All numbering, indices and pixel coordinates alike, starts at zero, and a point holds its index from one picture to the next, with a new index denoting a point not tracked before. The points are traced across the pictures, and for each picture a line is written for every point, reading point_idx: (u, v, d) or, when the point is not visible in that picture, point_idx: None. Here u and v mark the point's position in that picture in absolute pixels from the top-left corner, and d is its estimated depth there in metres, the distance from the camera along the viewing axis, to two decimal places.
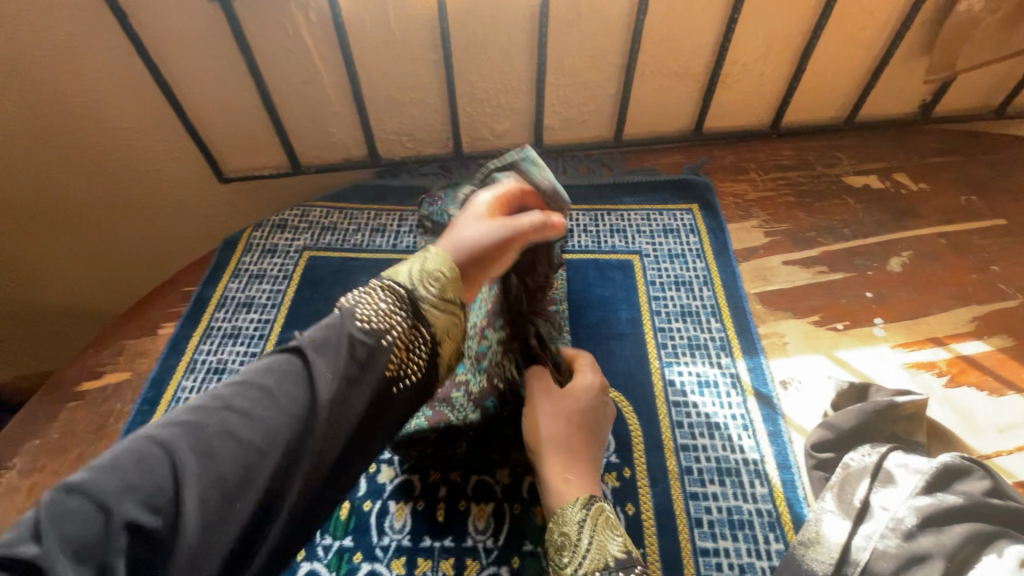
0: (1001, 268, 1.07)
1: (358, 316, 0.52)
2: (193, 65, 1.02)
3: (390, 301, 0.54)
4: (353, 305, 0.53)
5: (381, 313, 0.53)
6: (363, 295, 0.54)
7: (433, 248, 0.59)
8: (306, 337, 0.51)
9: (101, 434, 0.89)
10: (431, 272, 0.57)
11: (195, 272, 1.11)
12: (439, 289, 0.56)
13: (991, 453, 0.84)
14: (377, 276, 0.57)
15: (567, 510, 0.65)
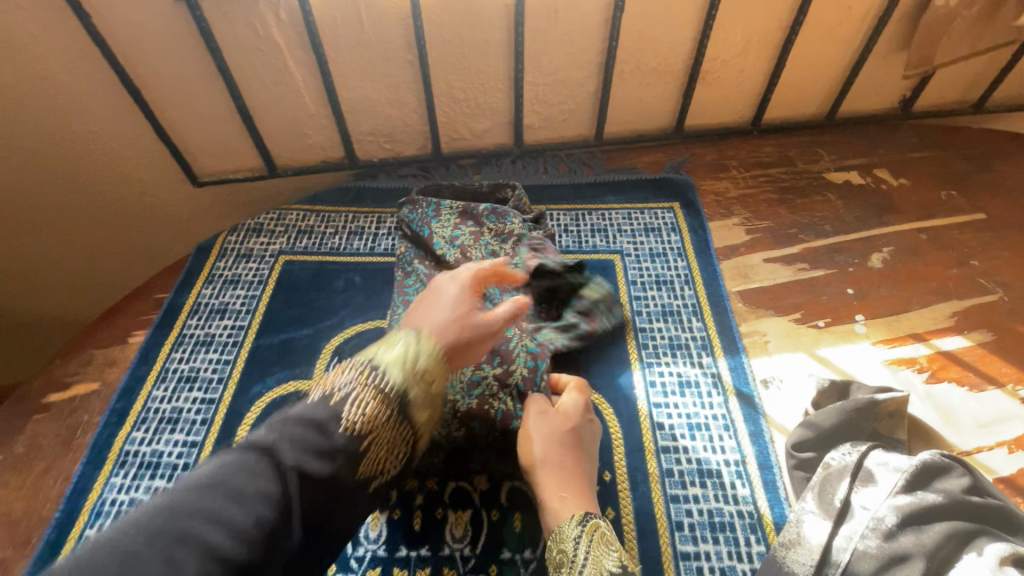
0: (981, 263, 1.07)
1: (348, 413, 0.50)
2: (161, 66, 0.99)
3: (379, 396, 0.52)
4: (339, 396, 0.51)
5: (369, 409, 0.51)
6: (350, 385, 0.52)
7: (425, 342, 0.59)
8: (281, 430, 0.47)
9: (67, 447, 0.87)
10: (423, 366, 0.57)
11: (168, 279, 1.08)
12: (429, 385, 0.57)
13: (972, 450, 0.84)
14: (366, 363, 0.54)
15: (563, 529, 0.66)
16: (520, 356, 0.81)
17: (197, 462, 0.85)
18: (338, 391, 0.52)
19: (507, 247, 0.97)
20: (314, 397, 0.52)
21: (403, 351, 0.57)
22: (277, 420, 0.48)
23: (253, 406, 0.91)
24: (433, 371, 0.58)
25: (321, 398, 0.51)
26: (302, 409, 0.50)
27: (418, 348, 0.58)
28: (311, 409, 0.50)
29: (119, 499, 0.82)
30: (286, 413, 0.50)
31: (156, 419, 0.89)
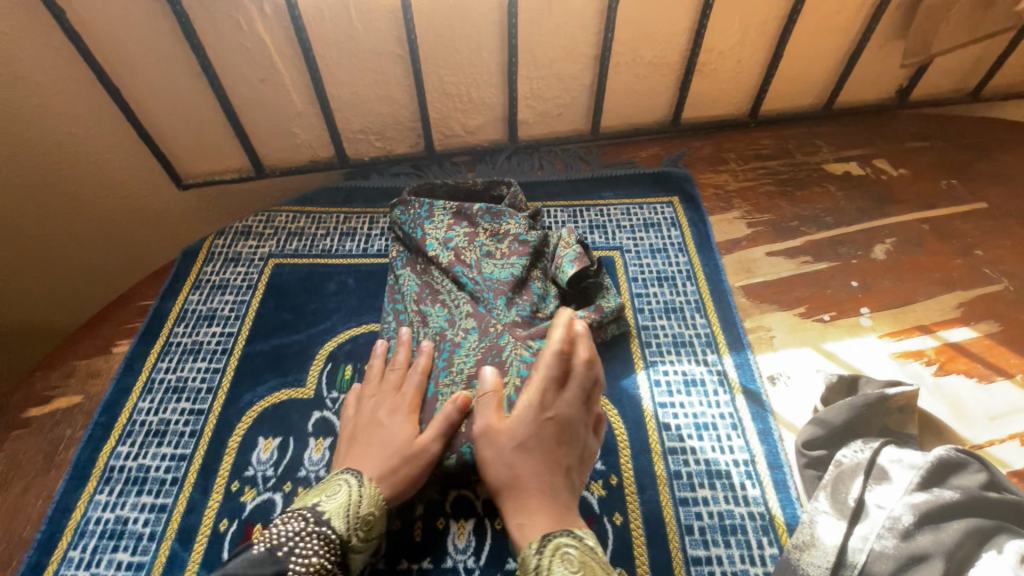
0: (984, 252, 1.06)
1: (291, 570, 0.59)
2: (140, 64, 0.95)
3: (318, 551, 0.61)
4: (285, 550, 0.60)
5: (310, 565, 0.60)
6: (295, 538, 0.61)
7: (367, 486, 0.68)
8: None
9: (49, 464, 0.83)
10: (362, 514, 0.66)
11: (153, 285, 1.04)
12: (365, 531, 0.66)
13: (984, 443, 0.82)
14: (310, 514, 0.64)
15: (523, 558, 0.61)
16: (513, 366, 0.79)
17: (186, 476, 0.81)
18: (284, 544, 0.60)
19: (503, 246, 0.94)
20: (258, 549, 0.59)
21: (345, 498, 0.66)
22: None
23: (244, 416, 0.87)
24: (372, 520, 0.67)
25: (266, 552, 0.59)
26: (246, 563, 0.58)
27: (360, 493, 0.67)
28: (258, 564, 0.58)
29: (105, 517, 0.78)
30: (226, 569, 0.57)
31: (142, 432, 0.86)
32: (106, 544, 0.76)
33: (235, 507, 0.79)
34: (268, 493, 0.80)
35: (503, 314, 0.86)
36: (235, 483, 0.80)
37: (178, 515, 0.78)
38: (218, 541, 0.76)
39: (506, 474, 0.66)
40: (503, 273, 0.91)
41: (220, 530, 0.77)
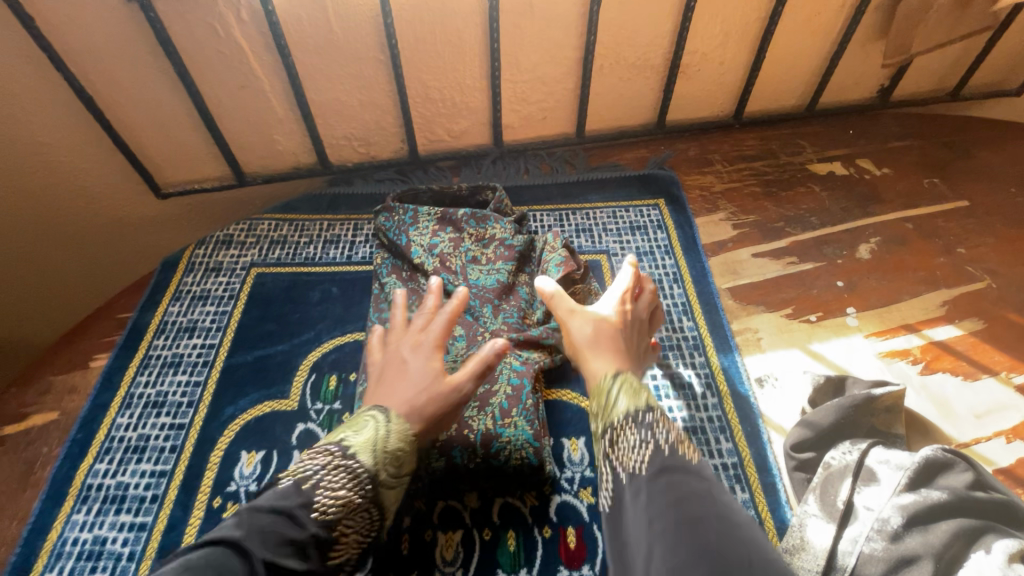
0: (967, 250, 1.07)
1: (318, 502, 0.55)
2: (112, 70, 0.93)
3: (348, 483, 0.57)
4: (313, 483, 0.56)
5: (339, 499, 0.56)
6: (322, 472, 0.57)
7: (395, 420, 0.63)
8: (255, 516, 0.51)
9: (24, 483, 0.81)
10: (392, 450, 0.61)
11: (132, 297, 1.02)
12: (395, 465, 0.62)
13: (970, 441, 0.82)
14: (338, 449, 0.59)
15: (592, 389, 0.66)
16: (503, 374, 0.81)
17: (167, 493, 0.79)
18: (312, 478, 0.56)
19: (488, 252, 0.93)
20: (283, 484, 0.55)
21: (373, 433, 0.61)
22: (248, 512, 0.51)
23: (226, 430, 0.85)
24: (401, 456, 0.62)
25: (293, 484, 0.55)
26: (274, 496, 0.54)
27: (387, 429, 0.62)
28: (283, 496, 0.54)
29: (82, 538, 0.76)
30: (254, 502, 0.53)
31: (121, 448, 0.83)
32: (83, 565, 0.74)
33: (218, 523, 0.77)
34: None
35: (489, 321, 0.87)
36: (217, 499, 0.79)
37: (159, 534, 0.76)
38: None
39: (585, 339, 0.70)
40: (489, 280, 0.90)
41: None
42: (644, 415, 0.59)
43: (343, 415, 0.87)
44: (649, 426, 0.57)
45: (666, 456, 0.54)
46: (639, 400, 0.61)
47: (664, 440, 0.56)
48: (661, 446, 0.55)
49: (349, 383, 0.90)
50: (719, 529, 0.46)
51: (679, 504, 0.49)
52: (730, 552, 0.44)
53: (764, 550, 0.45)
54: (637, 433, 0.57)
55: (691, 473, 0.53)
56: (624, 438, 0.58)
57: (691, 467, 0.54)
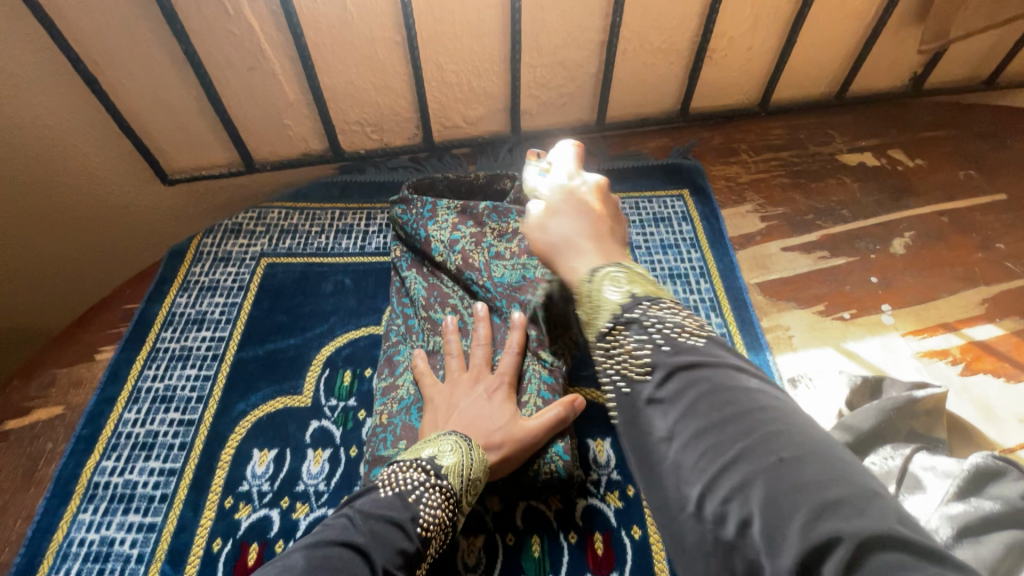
0: (1006, 246, 1.02)
1: (421, 517, 0.58)
2: (116, 49, 0.89)
3: (442, 502, 0.61)
4: (413, 494, 0.60)
5: (437, 516, 0.59)
6: (421, 485, 0.61)
7: (478, 450, 0.66)
8: (364, 514, 0.55)
9: (29, 480, 0.78)
10: (474, 475, 0.64)
11: (139, 288, 0.99)
12: (475, 492, 0.65)
13: (1015, 446, 0.78)
14: (429, 465, 0.62)
15: (576, 288, 0.53)
16: (531, 385, 0.77)
17: (176, 492, 0.76)
18: (412, 492, 0.60)
19: (512, 245, 0.87)
20: (385, 494, 0.59)
21: (458, 456, 0.64)
22: (362, 515, 0.55)
23: (237, 427, 0.82)
24: (478, 483, 0.65)
25: (395, 496, 0.59)
26: (379, 504, 0.57)
27: (472, 459, 0.65)
28: (388, 505, 0.58)
29: (89, 538, 0.73)
30: (362, 507, 0.57)
31: (128, 445, 0.80)
32: (90, 567, 0.71)
33: (229, 525, 0.74)
34: (264, 509, 0.75)
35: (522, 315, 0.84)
36: (229, 499, 0.76)
37: (168, 535, 0.73)
38: (211, 563, 0.71)
39: (562, 231, 0.59)
40: (514, 276, 0.84)
41: (214, 551, 0.72)
42: (632, 307, 0.47)
43: (358, 413, 0.83)
44: (642, 319, 0.46)
45: (671, 348, 0.43)
46: (626, 291, 0.49)
47: (663, 330, 0.45)
48: (660, 339, 0.44)
49: (365, 379, 0.87)
50: (749, 431, 0.36)
51: (701, 406, 0.38)
52: (767, 451, 0.34)
53: (806, 437, 0.35)
54: (630, 332, 0.46)
55: (701, 356, 0.42)
56: (615, 341, 0.46)
57: (699, 349, 0.43)
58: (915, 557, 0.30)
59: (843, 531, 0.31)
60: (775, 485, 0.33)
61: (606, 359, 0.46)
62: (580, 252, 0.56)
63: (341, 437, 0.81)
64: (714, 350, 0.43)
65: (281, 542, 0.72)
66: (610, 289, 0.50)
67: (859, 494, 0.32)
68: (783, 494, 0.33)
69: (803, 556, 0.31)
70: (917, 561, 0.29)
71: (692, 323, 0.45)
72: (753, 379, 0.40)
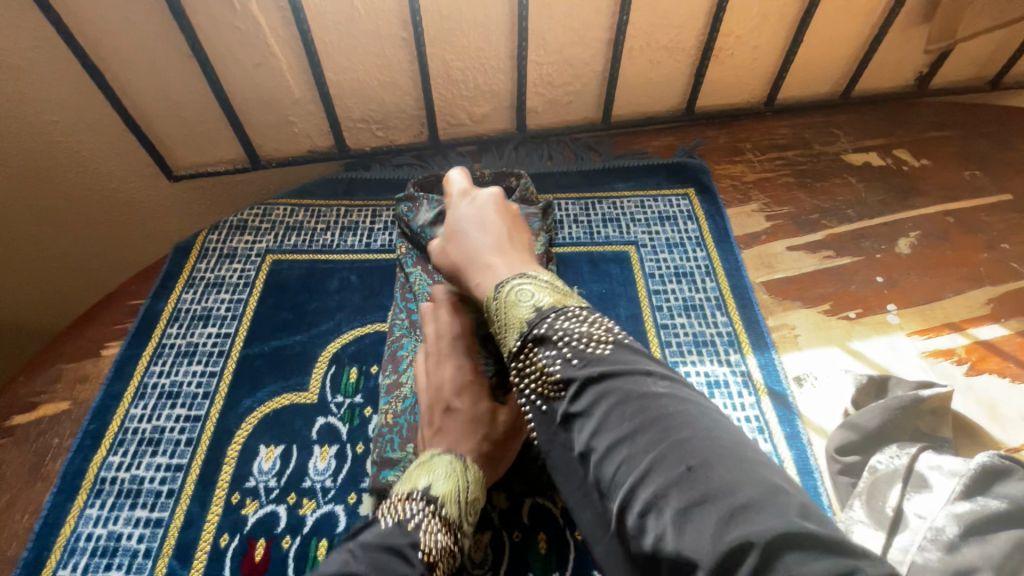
0: (1011, 246, 1.02)
1: (424, 544, 0.55)
2: (122, 44, 0.89)
3: (443, 529, 0.58)
4: (414, 525, 0.56)
5: (438, 542, 0.56)
6: (421, 516, 0.57)
7: (473, 472, 0.65)
8: (363, 548, 0.51)
9: (35, 475, 0.78)
10: (470, 498, 0.63)
11: (144, 283, 0.99)
12: (473, 513, 0.64)
13: (1020, 446, 0.79)
14: (428, 492, 0.59)
15: (486, 304, 0.63)
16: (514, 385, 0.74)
17: (183, 488, 0.76)
18: (411, 518, 0.57)
19: None
20: (385, 523, 0.56)
21: (454, 480, 0.62)
22: (363, 549, 0.51)
23: (244, 422, 0.82)
24: (475, 507, 0.64)
25: (396, 526, 0.55)
26: (378, 535, 0.54)
27: (467, 479, 0.64)
28: (388, 535, 0.54)
29: (96, 533, 0.73)
30: (360, 540, 0.53)
31: (135, 440, 0.81)
32: (98, 562, 0.71)
33: (236, 520, 0.74)
34: (271, 505, 0.75)
35: None
36: (235, 495, 0.76)
37: (175, 531, 0.73)
38: (218, 558, 0.71)
39: (464, 252, 0.70)
40: None
41: (221, 547, 0.72)
42: (539, 323, 0.54)
43: (364, 409, 0.83)
44: (551, 336, 0.52)
45: (581, 365, 0.49)
46: (532, 305, 0.57)
47: (571, 346, 0.51)
48: (570, 356, 0.50)
49: (371, 376, 0.87)
50: (658, 441, 0.41)
51: (618, 422, 0.44)
52: (673, 459, 0.40)
53: (709, 441, 0.40)
54: (541, 350, 0.53)
55: (611, 368, 0.47)
56: (530, 360, 0.53)
57: (608, 361, 0.48)
58: (813, 550, 0.34)
59: (750, 531, 0.35)
60: (680, 488, 0.39)
61: (528, 378, 0.53)
62: (490, 271, 0.65)
63: (347, 434, 0.81)
64: (621, 360, 0.48)
65: (287, 538, 0.72)
66: (518, 305, 0.58)
67: (760, 492, 0.37)
68: (692, 500, 0.38)
69: (717, 560, 0.35)
70: (811, 551, 0.34)
71: (600, 334, 0.51)
72: (657, 384, 0.46)
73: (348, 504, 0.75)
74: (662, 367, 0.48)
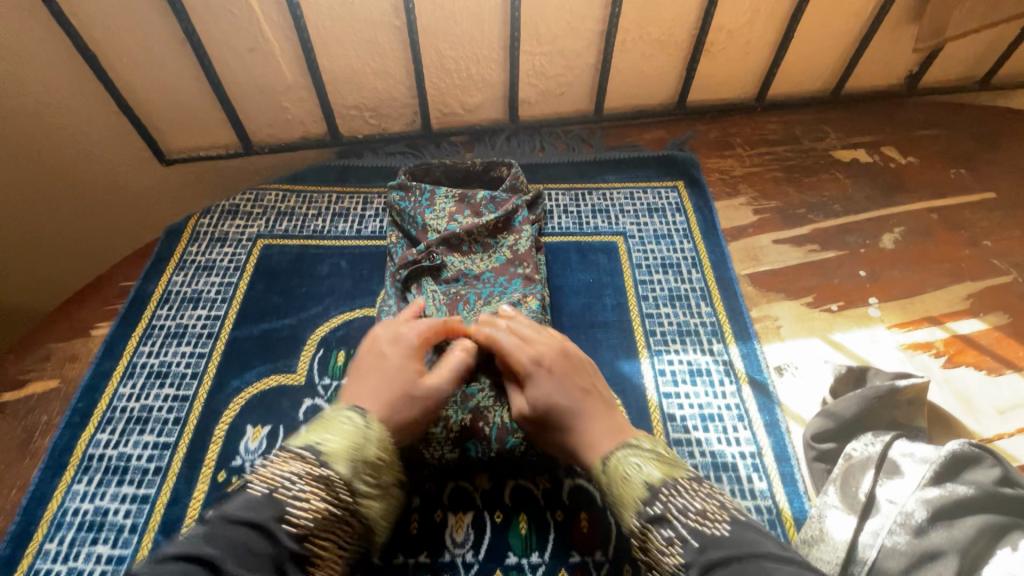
0: (993, 243, 1.04)
1: (296, 513, 0.55)
2: (115, 27, 0.89)
3: (324, 494, 0.57)
4: (288, 492, 0.56)
5: (314, 509, 0.56)
6: (299, 480, 0.57)
7: (373, 431, 0.63)
8: (225, 517, 0.53)
9: (24, 451, 0.79)
10: (368, 461, 0.61)
11: (135, 266, 1.00)
12: (375, 476, 0.61)
13: (993, 437, 0.80)
14: (310, 456, 0.59)
15: (598, 477, 0.65)
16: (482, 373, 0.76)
17: (170, 465, 0.77)
18: (285, 486, 0.57)
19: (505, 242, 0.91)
20: (257, 491, 0.56)
21: (348, 441, 0.61)
22: (219, 522, 0.52)
23: (232, 403, 0.83)
24: (379, 466, 0.62)
25: (266, 494, 0.56)
26: (245, 504, 0.55)
27: (366, 438, 0.62)
28: (255, 505, 0.55)
29: (83, 508, 0.74)
30: (225, 509, 0.54)
31: (123, 419, 0.81)
32: (85, 536, 0.72)
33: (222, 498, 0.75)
34: None
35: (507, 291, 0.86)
36: (222, 473, 0.77)
37: (161, 507, 0.74)
38: None
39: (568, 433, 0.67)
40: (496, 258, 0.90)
41: None
42: (653, 502, 0.59)
43: None
44: (667, 516, 0.57)
45: (700, 545, 0.54)
46: (647, 478, 0.61)
47: (688, 527, 0.56)
48: (687, 535, 0.55)
49: None
50: None
51: None
52: None
53: None
54: (658, 532, 0.57)
55: (732, 552, 0.52)
56: (649, 538, 0.58)
57: (727, 543, 0.53)
58: None
59: None
60: None
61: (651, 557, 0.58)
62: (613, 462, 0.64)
63: None
64: (741, 544, 0.53)
65: None
66: (627, 477, 0.62)
67: None
68: None
69: None
70: None
71: (715, 513, 0.56)
72: (780, 568, 0.49)
73: None
74: (780, 547, 0.52)
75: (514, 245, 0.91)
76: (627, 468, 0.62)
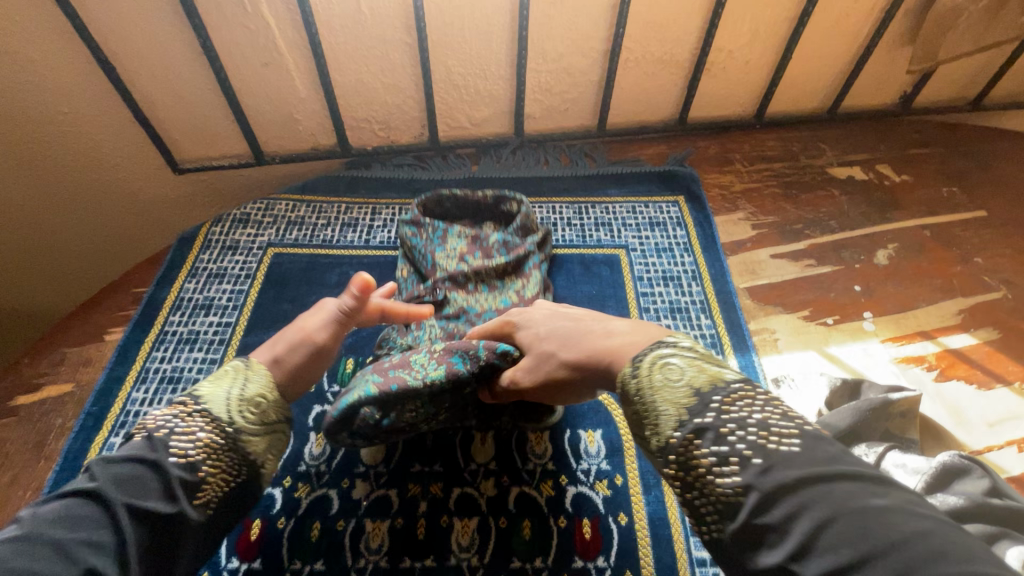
0: (984, 260, 1.07)
1: (176, 447, 0.50)
2: (135, 44, 0.91)
3: (207, 427, 0.52)
4: (165, 430, 0.51)
5: (199, 442, 0.51)
6: (176, 419, 0.52)
7: (256, 374, 0.59)
8: (104, 460, 0.48)
9: (38, 454, 0.81)
10: (250, 398, 0.57)
11: (148, 273, 1.02)
12: (260, 411, 0.56)
13: (983, 449, 0.83)
14: (189, 398, 0.54)
15: (623, 387, 0.52)
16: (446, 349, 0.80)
17: None
18: (160, 426, 0.51)
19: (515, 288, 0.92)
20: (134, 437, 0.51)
21: (229, 382, 0.57)
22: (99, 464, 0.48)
23: None
24: (264, 403, 0.58)
25: (143, 436, 0.51)
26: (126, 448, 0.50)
27: (247, 380, 0.58)
28: (135, 447, 0.50)
29: None
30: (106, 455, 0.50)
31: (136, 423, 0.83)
32: None
33: None
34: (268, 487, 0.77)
35: None
36: None
37: None
38: None
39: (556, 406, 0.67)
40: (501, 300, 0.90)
41: None
42: (703, 411, 0.45)
43: None
44: (722, 427, 0.43)
45: (763, 463, 0.40)
46: (694, 382, 0.47)
47: (751, 440, 0.42)
48: (750, 452, 0.41)
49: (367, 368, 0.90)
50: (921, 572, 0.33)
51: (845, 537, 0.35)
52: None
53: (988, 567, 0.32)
54: (706, 446, 0.43)
55: (810, 472, 0.39)
56: (693, 456, 0.43)
57: (802, 457, 0.40)
58: None
59: None
60: None
61: (692, 483, 0.43)
62: (648, 371, 0.50)
63: None
64: (820, 459, 0.40)
65: (283, 521, 0.75)
66: (668, 383, 0.48)
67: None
68: None
69: None
70: None
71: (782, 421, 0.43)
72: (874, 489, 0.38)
73: (342, 488, 0.78)
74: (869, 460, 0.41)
75: (522, 290, 0.92)
76: (667, 376, 0.48)
